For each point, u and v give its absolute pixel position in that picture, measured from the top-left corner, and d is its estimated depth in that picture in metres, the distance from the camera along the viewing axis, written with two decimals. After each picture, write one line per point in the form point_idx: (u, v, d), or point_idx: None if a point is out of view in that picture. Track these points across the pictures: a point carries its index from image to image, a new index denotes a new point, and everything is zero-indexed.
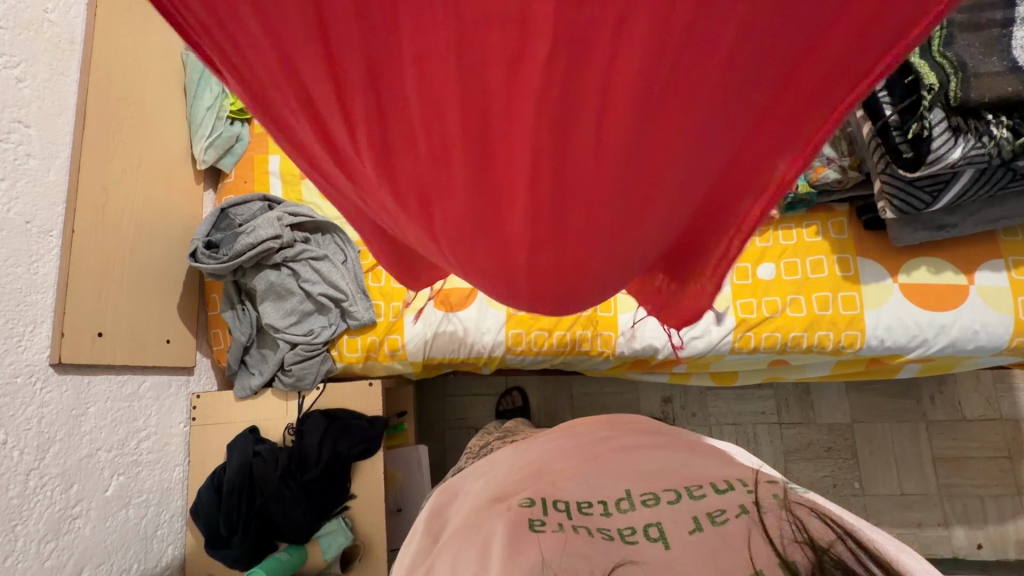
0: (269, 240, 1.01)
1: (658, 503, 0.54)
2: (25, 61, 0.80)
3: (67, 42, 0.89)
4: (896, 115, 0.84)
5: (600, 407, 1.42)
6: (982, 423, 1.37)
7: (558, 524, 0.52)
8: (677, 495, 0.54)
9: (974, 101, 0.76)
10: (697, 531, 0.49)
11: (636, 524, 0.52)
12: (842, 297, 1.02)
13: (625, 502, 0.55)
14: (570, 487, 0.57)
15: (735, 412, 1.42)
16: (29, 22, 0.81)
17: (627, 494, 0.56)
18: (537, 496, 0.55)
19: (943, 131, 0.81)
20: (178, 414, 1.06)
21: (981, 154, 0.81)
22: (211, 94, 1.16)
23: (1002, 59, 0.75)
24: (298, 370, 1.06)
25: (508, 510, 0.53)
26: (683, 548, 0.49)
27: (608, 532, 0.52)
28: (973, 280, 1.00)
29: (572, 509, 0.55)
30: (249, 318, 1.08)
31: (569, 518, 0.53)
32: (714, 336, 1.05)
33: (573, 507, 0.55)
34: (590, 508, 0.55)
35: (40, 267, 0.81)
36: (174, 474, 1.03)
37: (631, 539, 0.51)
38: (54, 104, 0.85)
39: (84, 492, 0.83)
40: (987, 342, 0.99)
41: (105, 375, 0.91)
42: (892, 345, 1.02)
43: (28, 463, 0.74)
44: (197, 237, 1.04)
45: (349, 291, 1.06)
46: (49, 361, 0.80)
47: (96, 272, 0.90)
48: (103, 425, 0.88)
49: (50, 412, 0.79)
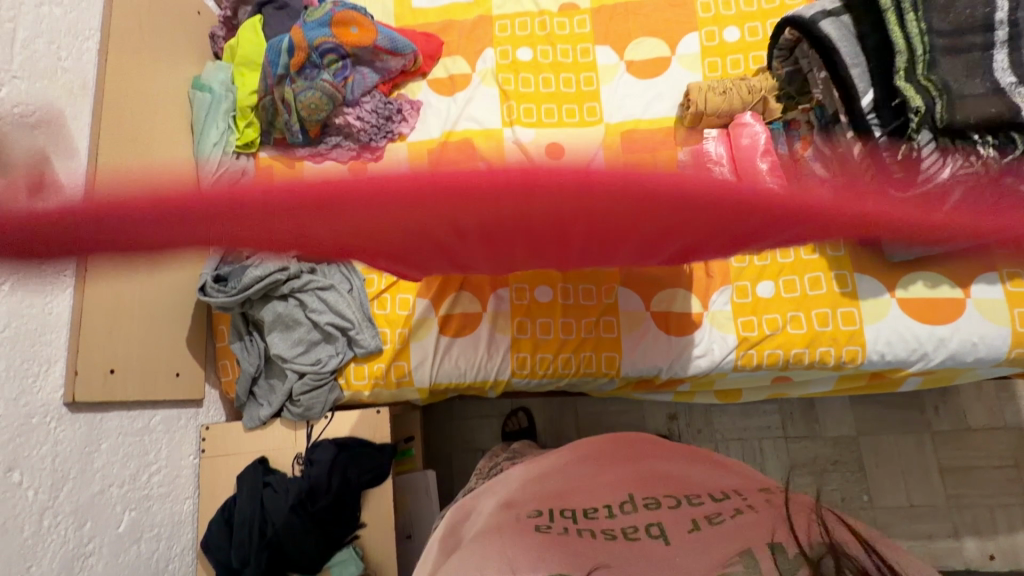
0: (277, 272, 1.04)
1: (660, 507, 0.56)
2: (41, 108, 0.83)
3: (79, 88, 0.93)
4: (886, 136, 0.90)
5: (606, 426, 1.42)
6: (987, 432, 1.38)
7: (564, 527, 0.54)
8: (676, 501, 0.57)
9: (960, 121, 0.85)
10: (695, 529, 0.51)
11: (639, 522, 0.54)
12: (841, 313, 1.04)
13: (628, 505, 0.57)
14: (576, 501, 0.59)
15: (741, 428, 1.43)
16: (44, 71, 0.85)
17: (630, 498, 0.58)
18: (545, 509, 0.57)
19: (932, 150, 0.87)
20: (188, 446, 1.07)
21: (970, 173, 0.87)
22: (218, 130, 1.18)
23: (984, 82, 0.85)
24: (307, 400, 1.07)
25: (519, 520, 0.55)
26: (681, 543, 0.50)
27: (611, 532, 0.53)
28: (968, 293, 1.02)
29: (578, 514, 0.57)
30: (258, 349, 1.10)
31: (575, 521, 0.55)
32: (717, 354, 1.06)
33: (579, 513, 0.57)
34: (595, 513, 0.57)
35: (55, 307, 0.82)
36: (184, 506, 1.04)
37: (633, 535, 0.52)
38: (67, 147, 0.88)
39: (98, 528, 0.84)
40: (986, 355, 1.00)
41: (117, 411, 0.92)
42: (893, 359, 1.03)
43: (42, 502, 0.75)
44: (206, 271, 1.07)
45: (355, 320, 1.08)
46: (63, 400, 0.82)
47: (109, 309, 0.92)
48: (115, 460, 0.89)
49: (64, 450, 0.80)
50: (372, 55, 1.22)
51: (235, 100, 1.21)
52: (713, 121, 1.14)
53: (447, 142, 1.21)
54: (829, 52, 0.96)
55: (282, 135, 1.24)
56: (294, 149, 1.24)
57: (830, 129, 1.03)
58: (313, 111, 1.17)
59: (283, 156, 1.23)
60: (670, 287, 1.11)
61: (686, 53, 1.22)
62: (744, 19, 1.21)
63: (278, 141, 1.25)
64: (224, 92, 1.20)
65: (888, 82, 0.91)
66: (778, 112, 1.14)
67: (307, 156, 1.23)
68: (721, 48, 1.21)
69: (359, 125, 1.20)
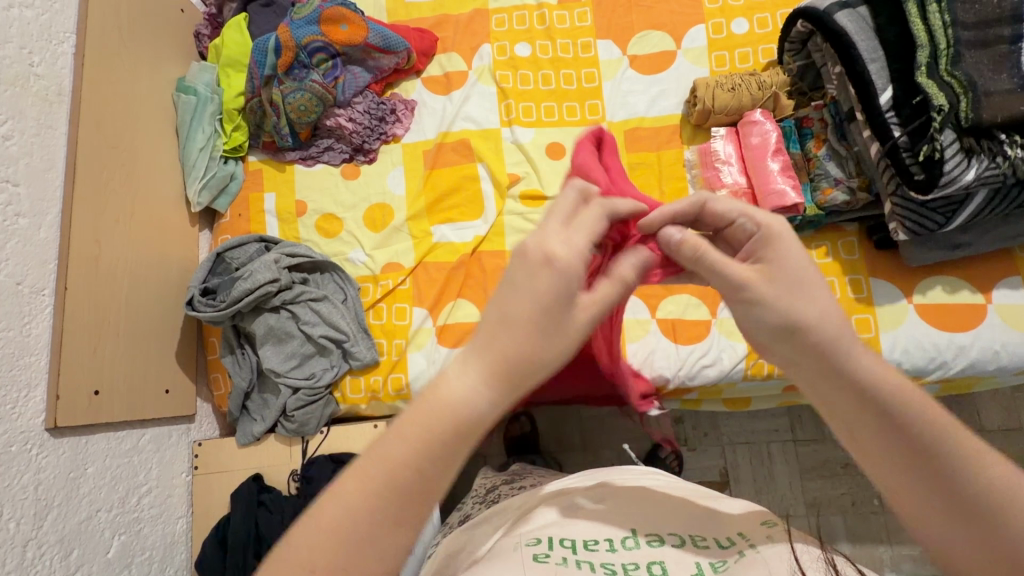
0: (266, 284, 1.01)
1: (663, 544, 0.52)
2: (11, 118, 0.80)
3: (54, 94, 0.89)
4: (905, 136, 0.85)
5: (610, 430, 1.41)
6: (1002, 433, 1.34)
7: (563, 558, 0.50)
8: (681, 540, 0.53)
9: (985, 122, 0.80)
10: None
11: (640, 559, 0.51)
12: (856, 319, 0.99)
13: (630, 540, 0.53)
14: (577, 528, 0.55)
15: (748, 431, 1.40)
16: (14, 78, 0.81)
17: (632, 533, 0.54)
18: (543, 535, 0.53)
19: (956, 152, 0.82)
20: (180, 463, 1.03)
21: (995, 175, 0.83)
22: (204, 134, 1.14)
23: (1012, 77, 0.80)
24: (301, 415, 1.03)
25: (516, 549, 0.51)
26: None
27: (612, 568, 0.50)
28: (990, 298, 0.96)
29: (578, 545, 0.52)
30: (249, 362, 1.06)
31: (574, 552, 0.51)
32: (726, 364, 1.02)
33: (579, 543, 0.52)
34: (596, 544, 0.53)
35: (33, 328, 0.80)
36: (177, 526, 1.00)
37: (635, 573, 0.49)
38: (42, 159, 0.85)
39: (84, 557, 0.81)
40: (1008, 363, 0.95)
41: (103, 433, 0.89)
42: (911, 368, 0.97)
43: (25, 533, 0.73)
44: (193, 284, 1.04)
45: (350, 331, 1.04)
46: (45, 426, 0.79)
47: (90, 328, 0.88)
48: (102, 484, 0.86)
49: (47, 477, 0.78)
50: (363, 53, 1.17)
51: (220, 102, 1.16)
52: (721, 119, 1.08)
53: (444, 144, 1.17)
54: (845, 45, 0.89)
55: (270, 138, 1.18)
56: (283, 152, 1.19)
57: (845, 127, 0.99)
58: (303, 114, 1.13)
59: (271, 160, 1.19)
60: (682, 294, 1.07)
61: (692, 46, 1.16)
62: (753, 10, 1.15)
63: (266, 144, 1.19)
64: (209, 94, 1.15)
65: (908, 78, 0.86)
66: (789, 109, 1.06)
67: (297, 160, 1.18)
68: (729, 41, 1.15)
69: (351, 127, 1.15)
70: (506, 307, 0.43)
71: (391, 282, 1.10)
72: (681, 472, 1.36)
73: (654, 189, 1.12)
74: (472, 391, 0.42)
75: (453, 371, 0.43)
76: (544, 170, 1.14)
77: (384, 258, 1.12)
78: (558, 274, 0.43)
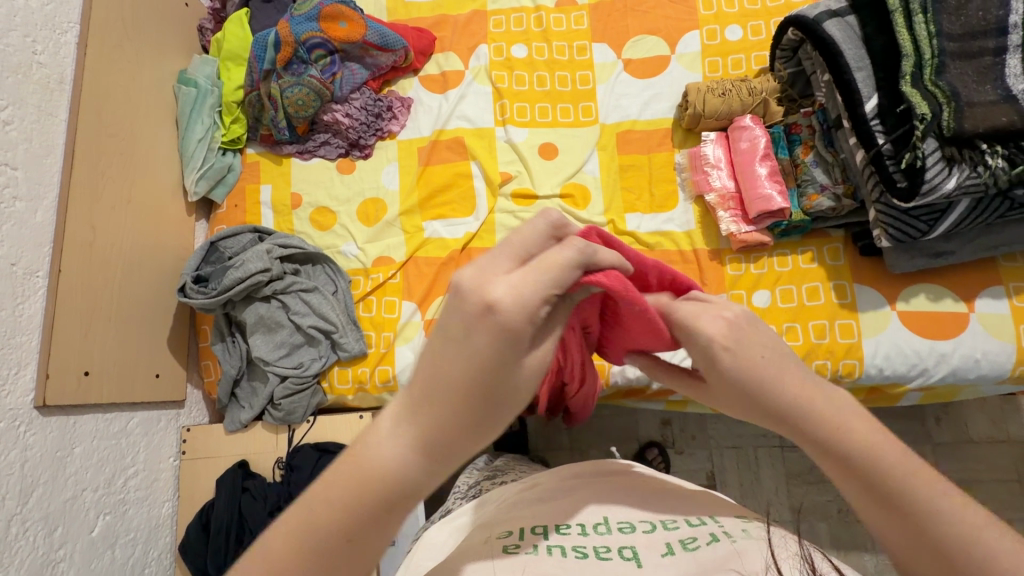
0: (257, 274, 1.02)
1: (634, 531, 0.53)
2: (13, 104, 0.82)
3: (56, 82, 0.91)
4: (889, 144, 0.87)
5: (597, 430, 1.43)
6: (989, 444, 1.34)
7: (533, 546, 0.51)
8: (652, 526, 0.54)
9: (967, 132, 0.81)
10: (668, 554, 0.49)
11: (611, 543, 0.51)
12: (840, 325, 0.99)
13: (602, 526, 0.54)
14: (548, 515, 0.56)
15: (736, 435, 1.40)
16: (17, 65, 0.83)
17: (604, 520, 0.55)
18: (515, 528, 0.54)
19: (937, 161, 0.84)
20: (167, 448, 1.04)
21: (977, 184, 0.83)
22: (203, 126, 1.16)
23: (996, 88, 0.81)
24: (288, 404, 1.04)
25: (486, 541, 0.53)
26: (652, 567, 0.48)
27: (583, 550, 0.50)
28: (973, 307, 0.97)
29: (550, 530, 0.54)
30: (239, 351, 1.08)
31: (546, 538, 0.52)
32: None
33: (551, 528, 0.54)
34: (568, 529, 0.54)
35: (26, 308, 0.82)
36: (162, 510, 1.01)
37: (605, 555, 0.50)
38: (41, 145, 0.87)
39: (68, 535, 0.82)
40: (989, 372, 0.96)
41: (92, 415, 0.90)
42: (892, 374, 0.98)
43: (10, 509, 0.74)
44: (186, 271, 1.05)
45: (339, 323, 1.06)
46: (33, 404, 0.81)
47: (81, 311, 0.90)
48: (89, 465, 0.88)
49: (34, 455, 0.79)
50: (362, 51, 1.19)
51: (220, 95, 1.19)
52: (712, 124, 1.09)
53: (438, 142, 1.18)
54: (833, 54, 0.91)
55: (269, 131, 1.20)
56: (281, 145, 1.21)
57: (831, 134, 1.00)
58: (301, 108, 1.15)
59: (269, 153, 1.21)
60: None
61: (686, 52, 1.18)
62: (747, 18, 1.17)
63: (264, 137, 1.21)
64: (209, 87, 1.17)
65: (894, 87, 0.87)
66: (779, 115, 1.07)
67: (294, 153, 1.20)
68: (723, 47, 1.16)
69: (347, 123, 1.17)
70: (441, 368, 0.39)
71: (382, 276, 1.11)
72: (668, 473, 1.37)
73: (644, 189, 1.14)
74: (408, 453, 0.40)
75: (389, 429, 0.41)
76: (537, 170, 1.16)
77: (376, 252, 1.13)
78: (493, 329, 0.37)
